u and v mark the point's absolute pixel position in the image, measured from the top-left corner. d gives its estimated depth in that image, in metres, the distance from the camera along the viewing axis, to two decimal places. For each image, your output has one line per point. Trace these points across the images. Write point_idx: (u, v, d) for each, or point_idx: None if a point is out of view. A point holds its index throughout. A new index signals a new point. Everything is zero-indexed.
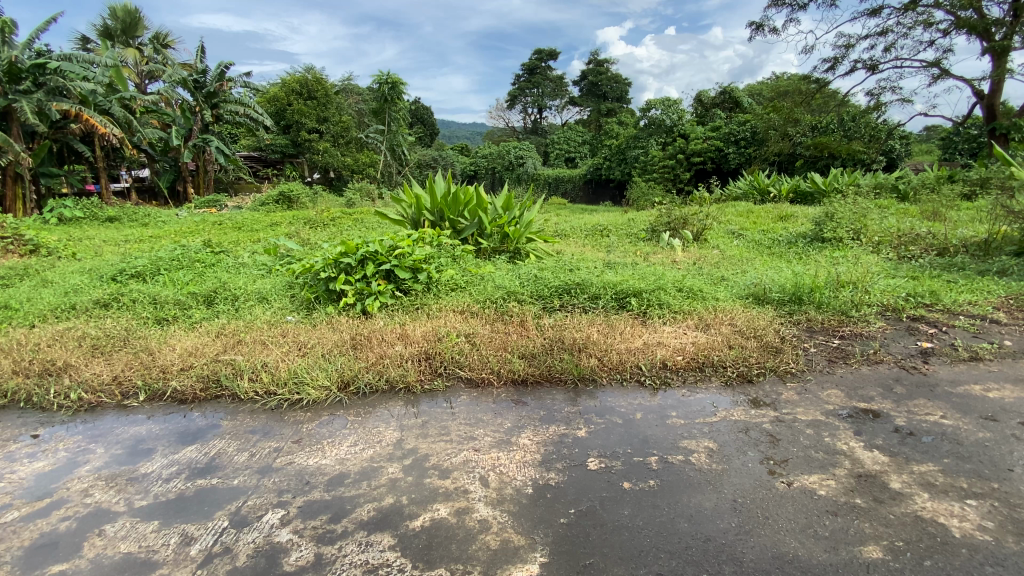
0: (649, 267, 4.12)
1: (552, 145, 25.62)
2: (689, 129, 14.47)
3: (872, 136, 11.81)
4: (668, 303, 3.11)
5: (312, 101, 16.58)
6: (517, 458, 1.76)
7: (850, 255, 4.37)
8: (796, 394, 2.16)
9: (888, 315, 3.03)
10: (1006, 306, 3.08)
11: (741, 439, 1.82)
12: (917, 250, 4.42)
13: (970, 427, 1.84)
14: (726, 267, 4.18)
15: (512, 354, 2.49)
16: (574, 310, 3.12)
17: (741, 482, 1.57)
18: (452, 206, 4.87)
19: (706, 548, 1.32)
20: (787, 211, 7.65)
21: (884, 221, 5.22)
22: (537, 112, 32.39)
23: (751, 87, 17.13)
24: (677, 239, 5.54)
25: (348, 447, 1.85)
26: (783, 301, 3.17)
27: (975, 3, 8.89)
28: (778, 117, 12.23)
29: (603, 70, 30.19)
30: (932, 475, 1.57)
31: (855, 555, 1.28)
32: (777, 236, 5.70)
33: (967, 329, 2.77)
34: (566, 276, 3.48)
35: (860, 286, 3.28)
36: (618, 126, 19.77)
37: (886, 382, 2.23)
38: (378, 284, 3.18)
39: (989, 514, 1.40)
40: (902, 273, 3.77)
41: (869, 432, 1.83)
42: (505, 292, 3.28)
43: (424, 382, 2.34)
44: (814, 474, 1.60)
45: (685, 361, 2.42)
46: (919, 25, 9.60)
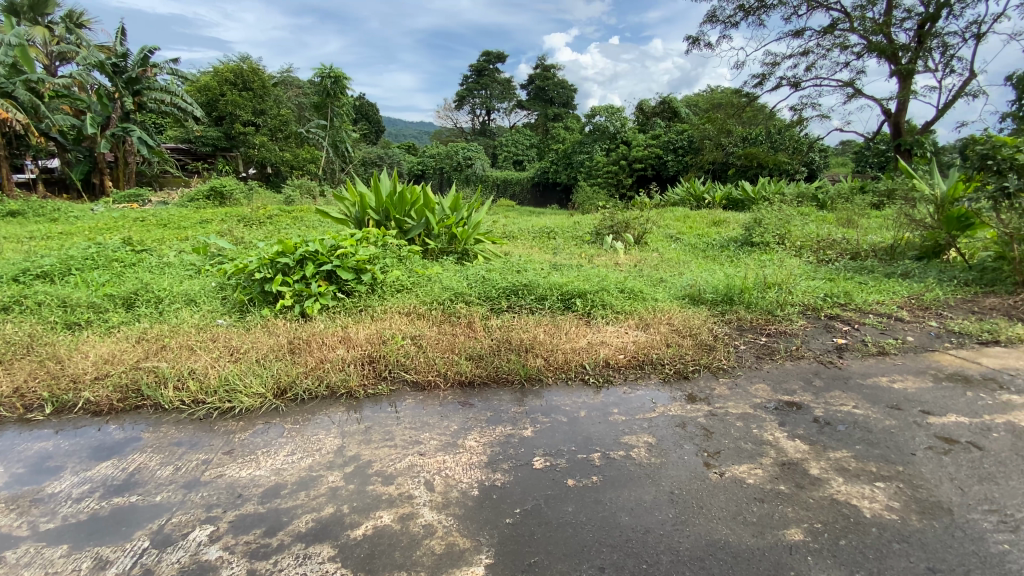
0: (594, 268, 4.24)
1: (500, 146, 25.69)
2: (631, 136, 15.02)
3: (796, 149, 12.70)
4: (611, 304, 3.20)
5: (247, 92, 15.74)
6: (463, 460, 1.75)
7: (776, 259, 4.69)
8: (727, 389, 2.29)
9: (809, 314, 3.28)
10: (908, 305, 3.40)
11: (678, 433, 1.90)
12: (833, 254, 4.80)
13: (878, 416, 2.02)
14: (665, 269, 4.37)
15: (460, 355, 2.47)
16: (521, 310, 3.16)
17: (678, 474, 1.65)
18: (397, 205, 4.78)
19: (646, 540, 1.36)
20: (720, 216, 8.12)
21: (805, 227, 5.62)
22: (485, 113, 32.54)
23: (689, 98, 18.02)
24: (620, 242, 5.71)
25: (284, 457, 1.77)
26: (715, 301, 3.37)
27: (884, 28, 9.78)
28: (710, 128, 12.78)
29: (549, 75, 30.84)
30: (846, 461, 1.71)
31: (778, 538, 1.36)
32: (711, 240, 6.04)
33: (875, 326, 3.04)
34: (514, 277, 3.52)
35: (784, 287, 3.52)
36: (563, 130, 20.15)
37: (807, 375, 2.41)
38: (319, 286, 3.07)
39: (895, 495, 1.53)
40: (821, 275, 4.09)
41: (792, 423, 1.97)
42: (452, 293, 3.25)
43: (367, 387, 2.27)
44: (744, 464, 1.71)
45: (626, 360, 2.50)
46: (836, 48, 10.43)
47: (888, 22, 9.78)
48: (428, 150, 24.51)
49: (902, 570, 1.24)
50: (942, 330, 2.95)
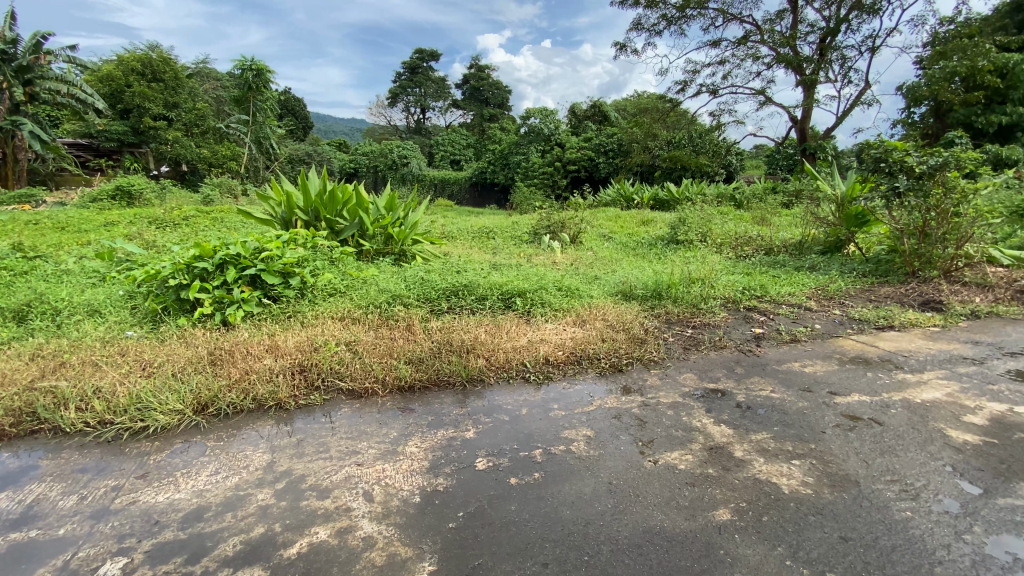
0: (532, 268, 4.29)
1: (436, 146, 25.41)
2: (565, 138, 15.38)
3: (715, 152, 13.45)
4: (549, 302, 3.25)
5: (157, 84, 14.50)
6: (403, 467, 1.71)
7: (699, 255, 4.98)
8: (658, 379, 2.40)
9: (730, 306, 3.51)
10: (815, 296, 3.72)
11: (614, 425, 1.97)
12: (750, 250, 5.17)
13: (792, 398, 2.19)
14: (600, 267, 4.51)
15: (398, 360, 2.41)
16: (461, 311, 3.13)
17: (616, 465, 1.70)
18: (328, 205, 4.59)
19: (586, 532, 1.39)
20: (648, 216, 8.51)
21: (724, 226, 6.02)
22: (420, 112, 32.08)
23: (618, 102, 18.74)
24: (556, 242, 5.83)
25: (207, 477, 1.65)
26: (646, 296, 3.52)
27: (790, 42, 10.66)
28: (638, 131, 13.64)
29: (484, 75, 30.95)
30: (766, 442, 1.85)
31: (708, 519, 1.44)
32: (641, 238, 6.32)
33: (788, 316, 3.31)
34: (453, 278, 3.48)
35: (707, 282, 3.75)
36: (500, 131, 20.27)
37: (729, 364, 2.58)
38: (243, 292, 2.88)
39: (809, 471, 1.66)
40: (740, 269, 4.39)
41: (717, 409, 2.09)
42: (389, 295, 3.17)
43: (298, 397, 2.16)
44: (676, 451, 1.79)
45: (565, 356, 2.56)
46: (749, 58, 11.23)
47: (794, 36, 10.67)
48: (361, 148, 23.76)
49: (817, 539, 1.35)
50: (845, 317, 3.26)
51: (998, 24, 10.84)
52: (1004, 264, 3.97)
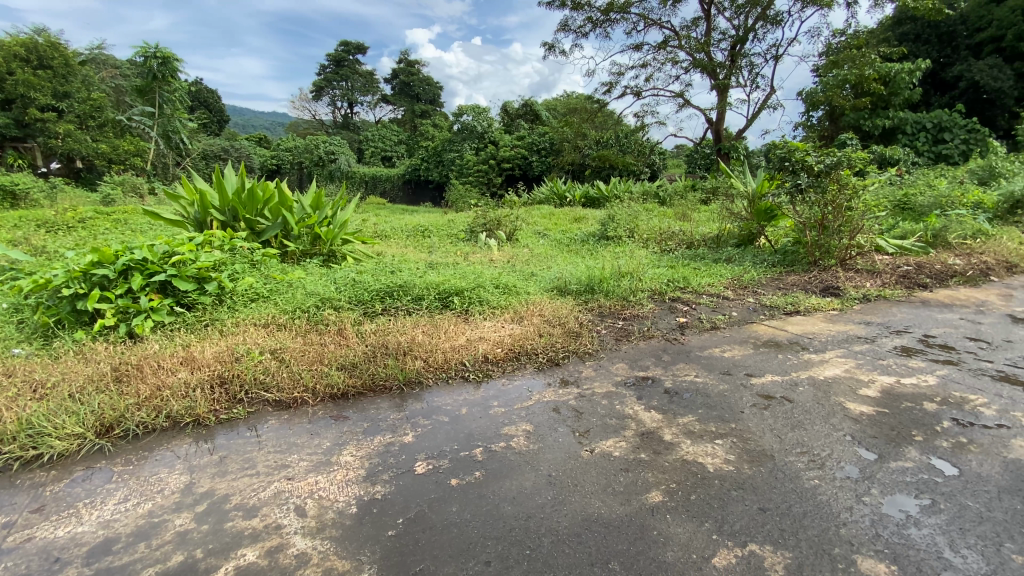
0: (469, 266, 4.28)
1: (365, 142, 24.60)
2: (498, 136, 15.44)
3: (640, 151, 14.14)
4: (486, 299, 3.26)
5: (45, 71, 13.05)
6: (338, 478, 1.64)
7: (627, 250, 5.20)
8: (593, 370, 2.48)
9: (657, 297, 3.69)
10: (732, 285, 4.00)
11: (552, 418, 2.01)
12: (673, 245, 5.47)
13: (715, 382, 2.35)
14: (535, 264, 4.58)
15: (330, 366, 2.31)
16: (396, 313, 3.06)
17: (554, 457, 1.74)
18: (247, 204, 4.32)
19: (528, 526, 1.41)
20: (580, 213, 8.76)
21: (650, 222, 6.33)
22: (347, 107, 30.95)
23: (549, 101, 19.08)
24: (492, 239, 5.85)
25: (115, 506, 1.50)
26: (579, 291, 3.62)
27: (705, 48, 11.36)
28: (569, 130, 14.00)
29: (413, 70, 30.42)
30: (692, 424, 1.96)
31: (642, 502, 1.51)
32: (573, 235, 6.48)
33: (708, 305, 3.53)
34: (388, 278, 3.39)
35: (636, 276, 3.92)
36: (432, 128, 19.99)
37: (657, 352, 2.71)
38: (151, 300, 2.64)
39: (731, 449, 1.79)
40: (665, 263, 4.63)
41: (647, 396, 2.20)
42: (319, 299, 3.03)
43: (219, 412, 2.02)
44: (610, 438, 1.86)
45: (504, 353, 2.57)
46: (668, 62, 11.83)
47: (708, 43, 11.37)
48: (284, 144, 22.50)
49: (740, 512, 1.45)
50: (757, 305, 3.53)
51: (880, 37, 12.14)
52: (888, 252, 4.48)
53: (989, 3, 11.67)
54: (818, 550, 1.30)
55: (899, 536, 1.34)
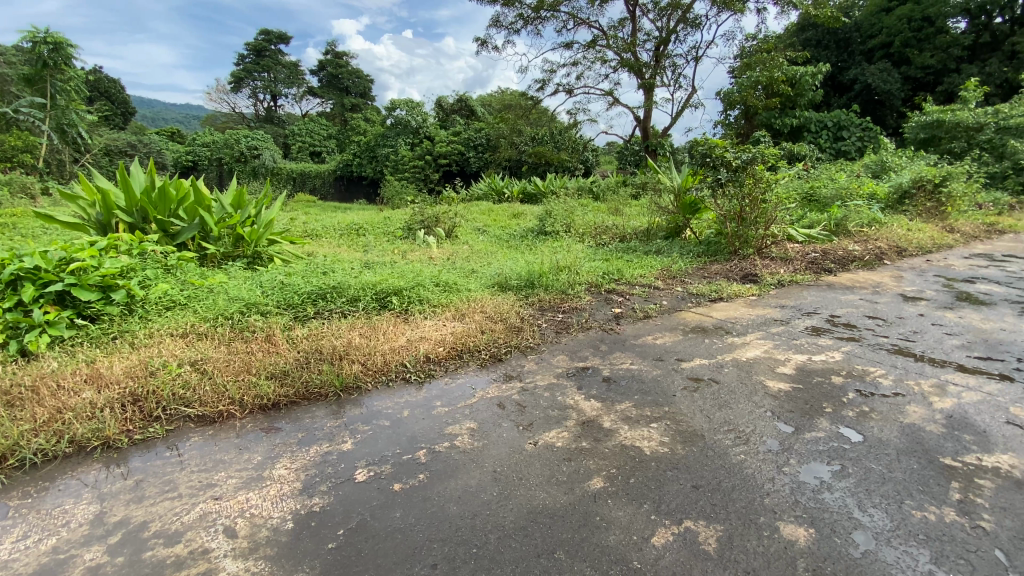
0: (407, 264, 4.18)
1: (291, 136, 23.35)
2: (433, 132, 15.22)
3: (573, 148, 14.48)
4: (426, 298, 3.20)
5: None
6: (272, 493, 1.55)
7: (565, 245, 5.31)
8: (535, 364, 2.51)
9: (594, 289, 3.80)
10: (662, 276, 4.19)
11: (495, 414, 2.02)
12: (608, 238, 5.65)
13: (649, 368, 2.46)
14: (475, 260, 4.55)
15: (259, 376, 2.18)
16: (330, 315, 2.94)
17: (499, 453, 1.75)
18: (159, 204, 3.97)
19: (474, 524, 1.40)
20: (518, 209, 8.83)
21: (585, 217, 6.50)
22: (271, 100, 29.29)
23: (483, 97, 19.04)
24: (431, 236, 5.76)
25: (9, 547, 1.33)
26: (520, 286, 3.65)
27: (632, 48, 11.78)
28: (505, 126, 14.04)
29: (341, 62, 29.30)
30: (629, 410, 2.04)
31: (585, 490, 1.55)
32: (512, 231, 6.52)
33: (642, 295, 3.68)
34: (320, 280, 3.25)
35: (573, 269, 4.01)
36: (363, 122, 19.35)
37: (595, 343, 2.79)
38: (45, 313, 2.37)
39: (665, 431, 1.88)
40: (600, 257, 4.76)
41: (587, 385, 2.26)
42: (244, 304, 2.85)
43: (132, 433, 1.85)
44: (553, 430, 1.90)
45: (445, 352, 2.54)
46: (598, 61, 12.15)
47: (634, 43, 11.80)
48: (200, 138, 20.90)
49: (675, 491, 1.53)
50: (686, 293, 3.72)
51: (786, 42, 13.14)
52: (798, 240, 4.89)
53: (878, 13, 12.94)
54: (745, 520, 1.40)
55: (814, 500, 1.47)
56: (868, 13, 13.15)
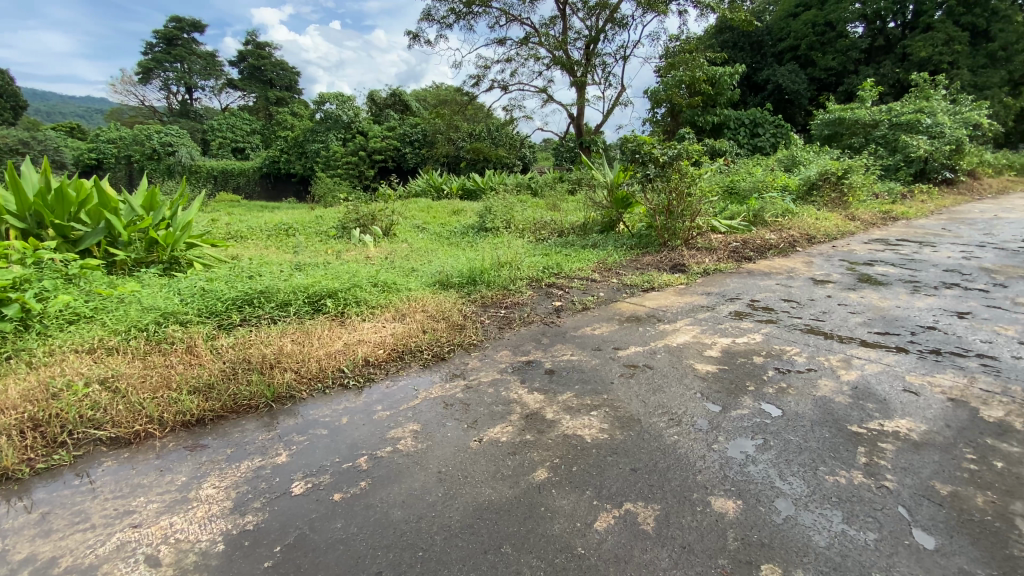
0: (342, 265, 4.03)
1: (210, 131, 21.79)
2: (366, 127, 14.75)
3: (510, 144, 14.55)
4: (363, 299, 3.10)
5: None
6: (200, 514, 1.45)
7: (505, 241, 5.33)
8: (478, 361, 2.51)
9: (535, 284, 3.84)
10: (600, 269, 4.31)
11: (439, 414, 1.99)
12: (547, 233, 5.73)
13: (589, 358, 2.52)
14: (414, 259, 4.47)
15: (181, 391, 2.03)
16: (260, 322, 2.78)
17: (443, 453, 1.73)
18: (56, 208, 3.59)
19: (420, 527, 1.39)
20: (457, 205, 8.76)
21: (524, 212, 6.56)
22: (185, 92, 27.19)
23: (417, 92, 18.68)
24: (367, 235, 5.59)
25: None
26: (461, 284, 3.63)
27: (563, 46, 11.98)
28: (441, 122, 13.86)
29: (263, 53, 27.70)
30: (571, 400, 2.09)
31: (529, 482, 1.57)
32: (452, 228, 6.46)
33: (580, 288, 3.77)
34: (248, 285, 3.07)
35: (514, 265, 4.03)
36: (291, 117, 18.40)
37: (537, 336, 2.83)
38: None
39: (605, 418, 1.94)
40: (540, 252, 4.82)
41: (530, 379, 2.29)
42: (161, 314, 2.63)
43: (32, 463, 1.66)
44: (497, 425, 1.90)
45: (385, 354, 2.47)
46: (531, 58, 12.27)
47: (565, 41, 12.00)
48: (104, 133, 19.04)
49: (616, 475, 1.59)
50: (621, 285, 3.85)
51: (706, 43, 13.88)
52: (721, 231, 5.20)
53: (786, 17, 13.95)
54: (680, 498, 1.47)
55: (741, 474, 1.57)
56: (778, 18, 14.15)
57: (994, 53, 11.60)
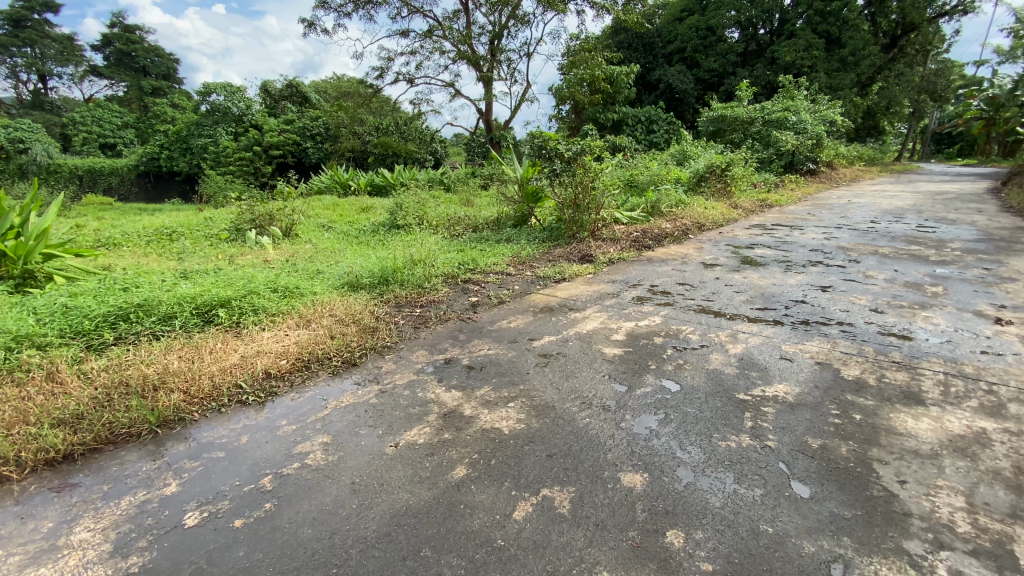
0: (237, 270, 3.72)
1: (71, 125, 19.07)
2: (261, 120, 13.69)
3: (421, 139, 14.14)
4: (262, 307, 2.89)
5: None
6: (72, 563, 1.27)
7: (417, 238, 5.22)
8: (392, 363, 2.44)
9: (449, 281, 3.80)
10: (514, 262, 4.37)
11: (351, 422, 1.91)
12: (460, 229, 5.70)
13: (505, 351, 2.56)
14: (320, 260, 4.24)
15: (41, 425, 1.76)
16: (139, 339, 2.49)
17: (356, 462, 1.66)
18: None
19: (333, 543, 1.32)
20: (366, 202, 8.45)
21: (437, 209, 6.48)
22: (36, 79, 23.54)
23: (317, 83, 17.67)
24: (265, 237, 5.20)
25: None
26: (372, 284, 3.50)
27: (468, 41, 11.94)
28: (344, 116, 13.23)
29: (135, 38, 24.74)
30: (488, 394, 2.10)
31: (447, 481, 1.55)
32: (361, 226, 6.20)
33: (495, 283, 3.80)
34: (122, 298, 2.73)
35: (427, 262, 3.97)
36: (171, 108, 16.60)
37: (453, 333, 2.81)
38: None
39: (522, 408, 1.98)
40: (454, 248, 4.78)
41: (447, 377, 2.27)
42: (10, 338, 2.26)
43: None
44: (413, 428, 1.87)
45: (290, 365, 2.32)
46: (435, 52, 12.08)
47: (470, 36, 11.96)
48: None
49: (533, 464, 1.62)
50: (535, 277, 3.94)
51: (604, 43, 14.55)
52: (624, 222, 5.50)
53: (674, 21, 15.00)
54: (593, 478, 1.54)
55: (647, 448, 1.68)
56: (667, 21, 15.19)
57: (843, 59, 13.31)
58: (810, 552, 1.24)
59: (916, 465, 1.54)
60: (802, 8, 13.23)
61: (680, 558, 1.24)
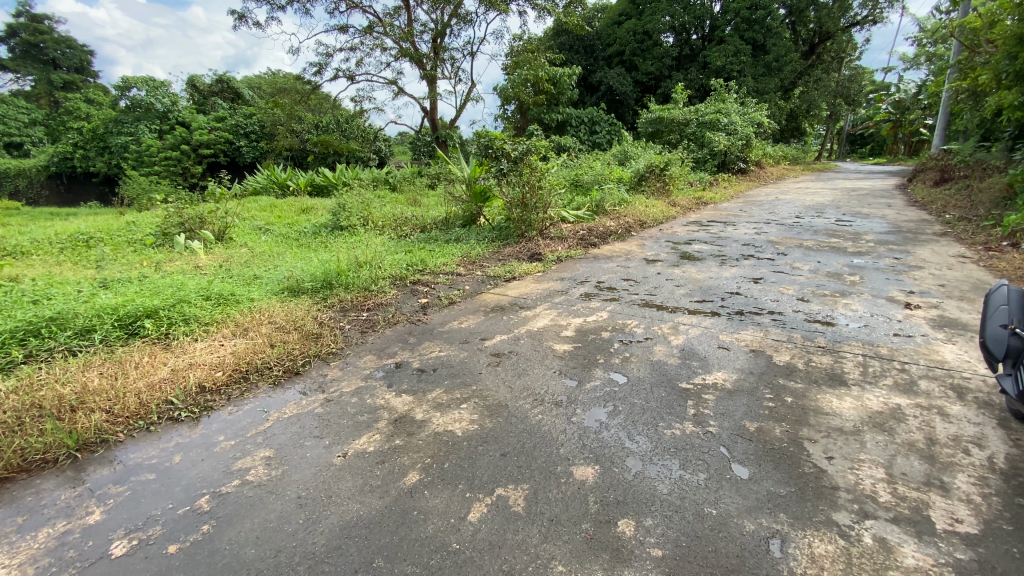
0: (164, 278, 3.48)
1: None
2: (188, 117, 12.86)
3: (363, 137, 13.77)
4: (194, 316, 2.71)
5: None
6: None
7: (362, 239, 5.08)
8: (338, 370, 2.36)
9: (397, 282, 3.72)
10: (462, 262, 4.35)
11: (295, 433, 1.83)
12: (408, 229, 5.60)
13: (456, 352, 2.54)
14: (257, 265, 4.03)
15: None
16: (52, 356, 2.27)
17: (302, 475, 1.60)
18: None
19: (279, 560, 1.26)
20: (307, 203, 8.13)
21: (382, 209, 6.33)
22: None
23: (250, 79, 16.81)
24: (196, 241, 4.89)
25: None
26: (315, 289, 3.38)
27: (410, 38, 11.73)
28: (280, 113, 12.65)
29: (42, 27, 22.66)
30: (440, 396, 2.08)
31: (400, 488, 1.52)
32: (302, 228, 5.96)
33: (445, 283, 3.76)
34: (30, 311, 2.48)
35: (373, 264, 3.87)
36: (85, 103, 15.27)
37: (403, 336, 2.76)
38: None
39: (475, 409, 1.97)
40: (401, 249, 4.69)
41: (397, 381, 2.22)
42: None
43: None
44: (362, 436, 1.81)
45: (226, 376, 2.20)
46: (376, 48, 11.78)
47: (411, 33, 11.75)
48: None
49: (486, 464, 1.62)
50: (485, 276, 3.94)
51: (547, 43, 14.74)
52: (570, 221, 5.59)
53: (613, 25, 15.42)
54: (546, 473, 1.56)
55: (597, 441, 1.72)
56: (606, 24, 15.59)
57: (768, 64, 14.16)
58: (750, 530, 1.31)
59: (842, 441, 1.67)
60: (729, 16, 13.98)
61: (632, 546, 1.27)
